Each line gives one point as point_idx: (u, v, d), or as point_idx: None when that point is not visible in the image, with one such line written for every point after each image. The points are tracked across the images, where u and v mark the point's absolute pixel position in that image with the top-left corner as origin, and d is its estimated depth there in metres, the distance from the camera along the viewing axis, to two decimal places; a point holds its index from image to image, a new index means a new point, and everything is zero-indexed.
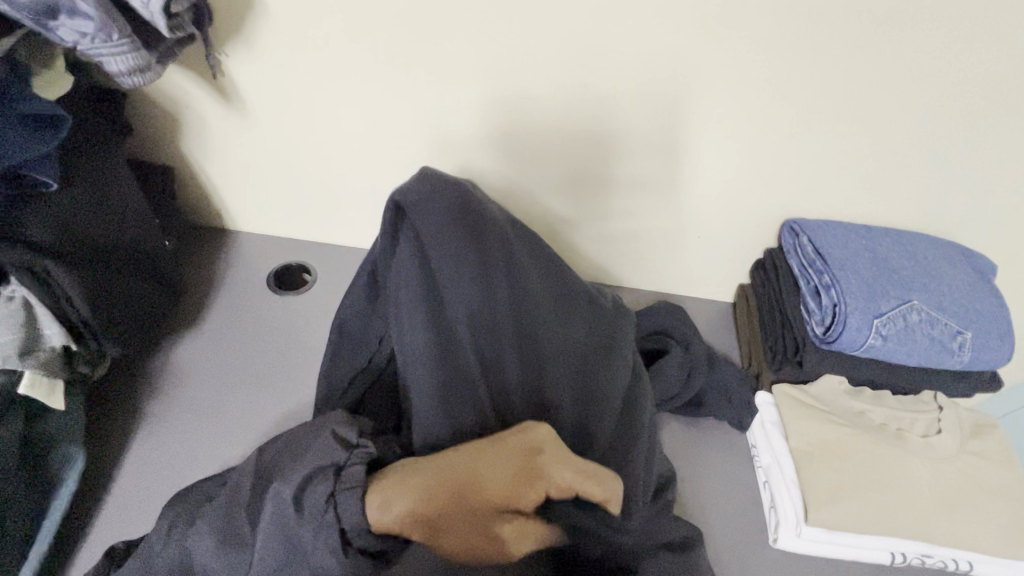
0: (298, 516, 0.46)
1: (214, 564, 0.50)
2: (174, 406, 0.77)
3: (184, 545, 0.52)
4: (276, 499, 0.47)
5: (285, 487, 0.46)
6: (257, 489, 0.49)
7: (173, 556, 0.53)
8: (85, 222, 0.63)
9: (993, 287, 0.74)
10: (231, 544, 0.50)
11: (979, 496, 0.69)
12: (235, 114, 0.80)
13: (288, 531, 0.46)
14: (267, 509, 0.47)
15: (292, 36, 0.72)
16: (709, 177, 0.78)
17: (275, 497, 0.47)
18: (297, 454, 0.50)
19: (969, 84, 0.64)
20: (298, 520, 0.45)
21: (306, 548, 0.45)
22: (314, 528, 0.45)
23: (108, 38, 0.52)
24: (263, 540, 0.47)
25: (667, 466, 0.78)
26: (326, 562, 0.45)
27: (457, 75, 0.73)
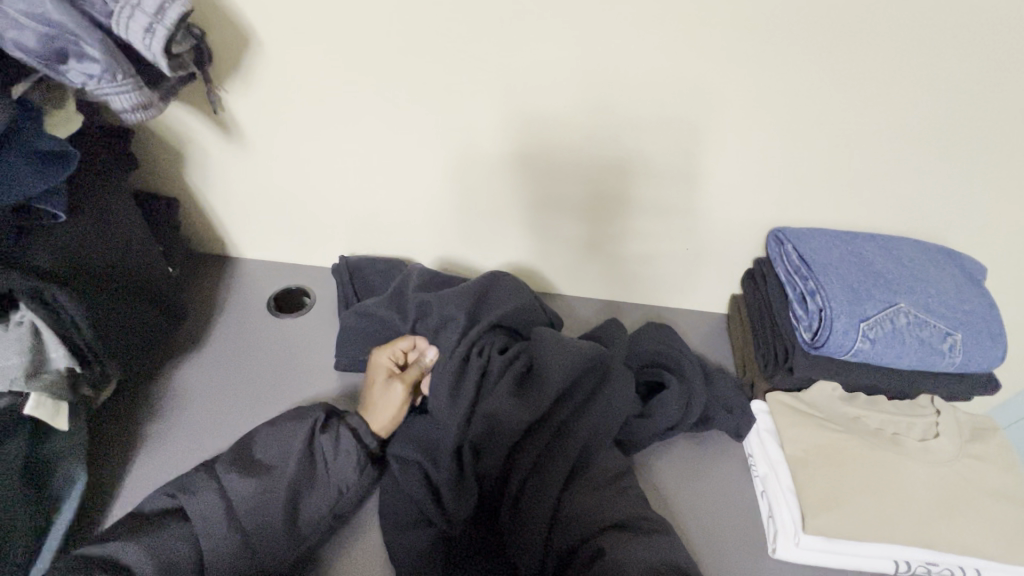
0: (322, 438, 0.69)
1: (213, 516, 0.62)
2: (177, 429, 0.78)
3: (208, 496, 0.63)
4: (311, 426, 0.70)
5: (316, 419, 0.71)
6: (267, 437, 0.69)
7: (165, 542, 0.60)
8: (88, 251, 0.66)
9: (981, 288, 0.74)
10: (262, 481, 0.65)
11: (982, 500, 0.67)
12: (236, 147, 0.85)
13: (307, 451, 0.68)
14: (302, 438, 0.69)
15: (287, 71, 0.76)
16: (691, 190, 0.80)
17: (300, 435, 0.69)
18: (292, 421, 0.71)
19: (936, 89, 0.66)
20: (320, 439, 0.69)
21: (329, 461, 0.69)
22: (333, 445, 0.69)
23: (112, 80, 0.56)
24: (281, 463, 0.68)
25: (663, 477, 0.77)
26: (347, 464, 0.69)
27: (443, 102, 0.76)
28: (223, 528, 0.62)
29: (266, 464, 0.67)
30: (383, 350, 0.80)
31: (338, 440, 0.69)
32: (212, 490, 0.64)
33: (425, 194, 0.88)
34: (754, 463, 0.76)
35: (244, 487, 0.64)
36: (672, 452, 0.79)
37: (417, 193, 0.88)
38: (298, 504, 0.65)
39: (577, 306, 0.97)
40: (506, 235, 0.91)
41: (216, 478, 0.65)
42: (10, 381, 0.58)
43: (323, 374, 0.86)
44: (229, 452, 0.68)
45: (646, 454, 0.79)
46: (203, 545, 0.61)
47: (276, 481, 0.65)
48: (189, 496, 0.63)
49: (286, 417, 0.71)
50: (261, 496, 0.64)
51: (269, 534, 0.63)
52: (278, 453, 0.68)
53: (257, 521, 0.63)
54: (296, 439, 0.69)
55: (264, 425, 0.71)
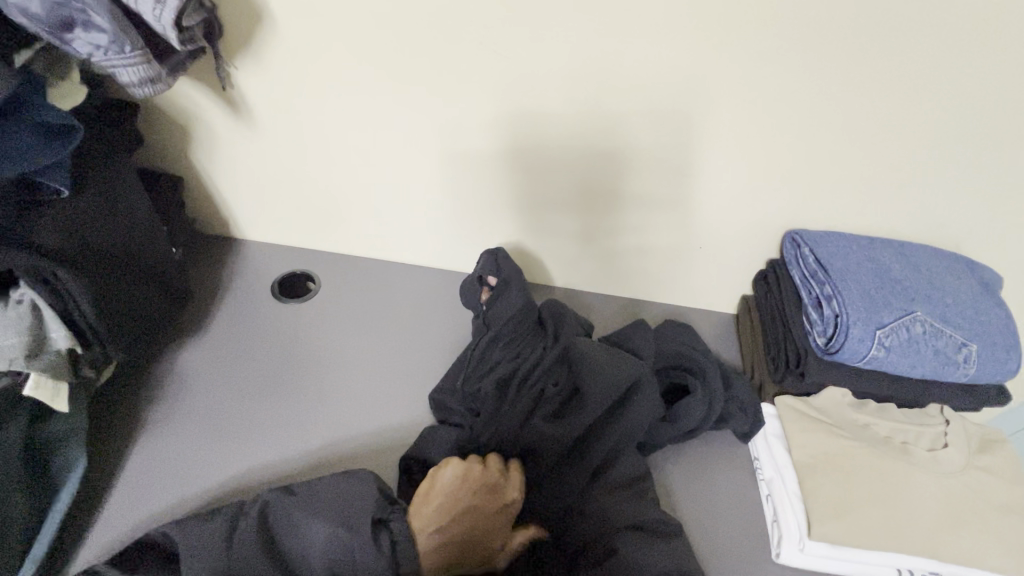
0: (363, 547, 0.58)
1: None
2: (170, 430, 0.75)
3: (217, 558, 0.56)
4: (353, 520, 0.59)
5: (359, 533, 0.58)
6: (300, 513, 0.60)
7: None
8: (93, 230, 0.64)
9: (998, 299, 0.73)
10: (285, 567, 0.57)
11: (988, 513, 0.67)
12: (244, 126, 0.82)
13: (337, 546, 0.58)
14: (334, 530, 0.59)
15: (299, 49, 0.74)
16: (709, 189, 0.78)
17: (336, 531, 0.59)
18: (337, 500, 0.61)
19: (973, 95, 0.63)
20: (358, 543, 0.58)
21: (349, 568, 0.58)
22: (363, 548, 0.58)
23: (119, 51, 0.54)
24: (304, 547, 0.59)
25: (671, 481, 0.76)
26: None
27: (458, 88, 0.74)
28: None
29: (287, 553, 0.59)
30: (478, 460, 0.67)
31: (373, 564, 0.57)
32: (225, 561, 0.56)
33: (435, 183, 0.86)
34: (759, 466, 0.76)
35: (264, 571, 0.56)
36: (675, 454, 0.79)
37: (427, 180, 0.86)
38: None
39: (586, 302, 0.96)
40: (517, 226, 0.89)
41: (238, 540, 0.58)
42: (11, 360, 0.56)
43: (328, 363, 0.84)
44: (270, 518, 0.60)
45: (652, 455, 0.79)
46: None
47: (286, 573, 0.57)
48: (190, 552, 0.57)
49: (332, 495, 0.61)
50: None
51: None
52: (309, 543, 0.59)
53: None
54: (331, 527, 0.59)
55: (307, 497, 0.62)
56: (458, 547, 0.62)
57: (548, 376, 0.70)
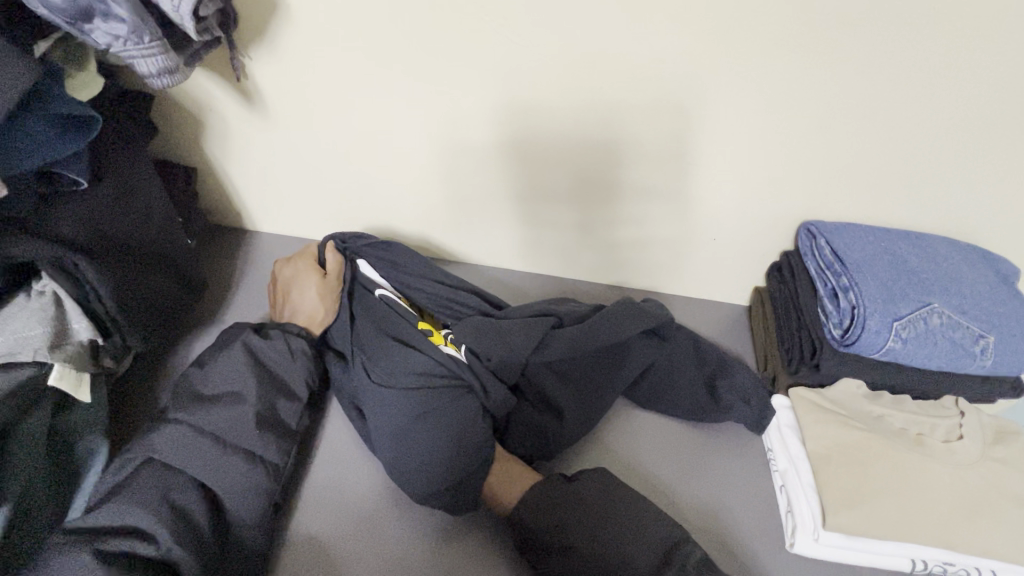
0: (262, 344, 0.72)
1: (184, 460, 0.62)
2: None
3: (178, 435, 0.63)
4: (244, 343, 0.71)
5: (247, 332, 0.73)
6: (199, 377, 0.69)
7: (148, 493, 0.59)
8: (110, 220, 0.65)
9: (1016, 291, 0.73)
10: (226, 411, 0.65)
11: (1004, 504, 0.67)
12: (257, 116, 0.82)
13: (238, 370, 0.69)
14: (240, 355, 0.70)
15: (312, 38, 0.73)
16: (724, 180, 0.77)
17: (246, 346, 0.71)
18: (218, 361, 0.70)
19: (999, 84, 0.62)
20: (261, 345, 0.72)
21: (284, 365, 0.72)
22: (278, 357, 0.72)
23: (138, 41, 0.53)
24: (219, 389, 0.68)
25: (660, 472, 0.76)
26: (291, 362, 0.73)
27: (472, 78, 0.73)
28: (201, 467, 0.62)
29: (213, 396, 0.67)
30: (287, 259, 0.84)
31: (287, 345, 0.73)
32: (176, 430, 0.63)
33: (448, 174, 0.85)
34: (773, 458, 0.76)
35: (213, 420, 0.64)
36: (681, 457, 0.78)
37: (439, 171, 0.85)
38: (276, 412, 0.69)
39: (597, 293, 0.95)
40: (527, 216, 0.88)
41: (171, 422, 0.64)
42: (35, 351, 0.56)
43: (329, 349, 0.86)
44: (175, 396, 0.67)
45: (662, 473, 0.76)
46: (179, 493, 0.60)
47: (223, 408, 0.65)
48: (152, 442, 0.63)
49: (213, 356, 0.71)
50: (245, 426, 0.65)
51: (237, 471, 0.63)
52: (229, 383, 0.68)
53: (226, 448, 0.63)
54: (240, 357, 0.70)
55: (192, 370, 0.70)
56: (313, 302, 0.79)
57: (457, 301, 0.79)
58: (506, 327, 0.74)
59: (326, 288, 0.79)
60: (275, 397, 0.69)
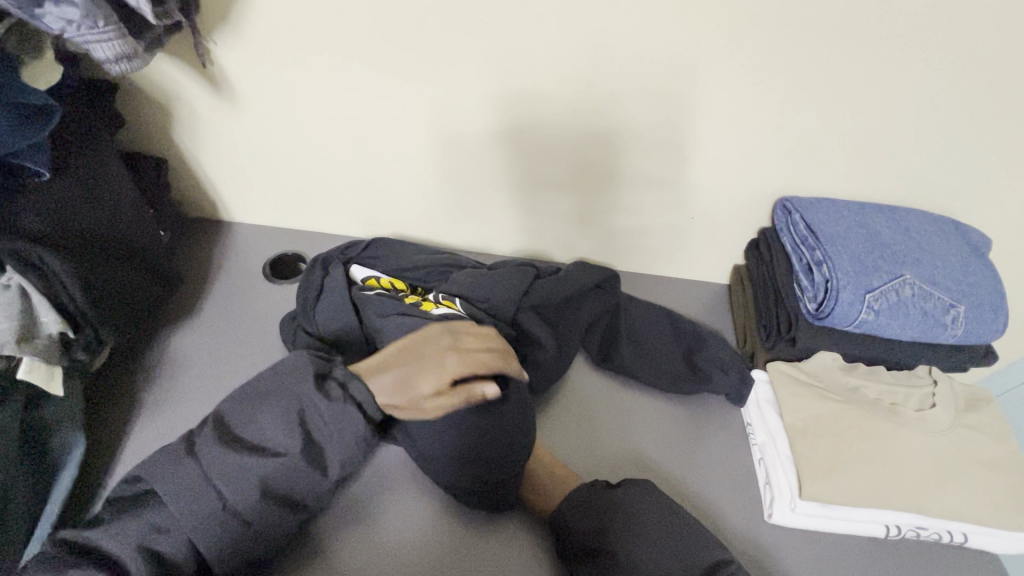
0: (320, 401, 0.59)
1: (184, 513, 0.55)
2: (175, 396, 0.77)
3: (187, 479, 0.56)
4: (303, 398, 0.59)
5: (308, 386, 0.59)
6: (265, 422, 0.59)
7: (135, 531, 0.55)
8: (76, 212, 0.64)
9: (987, 261, 0.74)
10: (241, 475, 0.56)
11: (973, 468, 0.69)
12: (226, 104, 0.81)
13: (280, 422, 0.59)
14: (294, 414, 0.59)
15: (278, 22, 0.72)
16: (700, 158, 0.77)
17: (333, 406, 0.59)
18: (272, 408, 0.59)
19: (958, 53, 0.64)
20: (319, 407, 0.59)
21: (324, 431, 0.59)
22: (327, 422, 0.59)
23: (93, 26, 0.52)
24: (253, 444, 0.58)
25: (641, 443, 0.76)
26: (335, 435, 0.59)
27: (443, 59, 0.73)
28: (194, 528, 0.55)
29: (253, 448, 0.58)
30: (442, 329, 0.66)
31: (344, 411, 0.59)
32: (190, 472, 0.56)
33: (423, 158, 0.84)
34: (752, 431, 0.77)
35: (232, 482, 0.56)
36: (662, 431, 0.78)
37: (415, 156, 0.84)
38: (292, 491, 0.58)
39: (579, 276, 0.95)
40: (507, 202, 0.88)
41: (190, 460, 0.57)
42: (1, 345, 0.55)
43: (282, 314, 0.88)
44: (214, 427, 0.59)
45: (643, 447, 0.76)
46: (165, 546, 0.55)
47: (243, 471, 0.56)
48: (159, 477, 0.56)
49: (281, 396, 0.60)
50: (253, 498, 0.56)
51: (234, 545, 0.57)
52: (264, 434, 0.58)
53: (225, 519, 0.56)
54: (290, 412, 0.59)
55: (241, 414, 0.59)
56: (384, 370, 0.63)
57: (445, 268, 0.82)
58: (500, 273, 0.79)
59: (414, 406, 0.61)
60: (296, 468, 0.57)
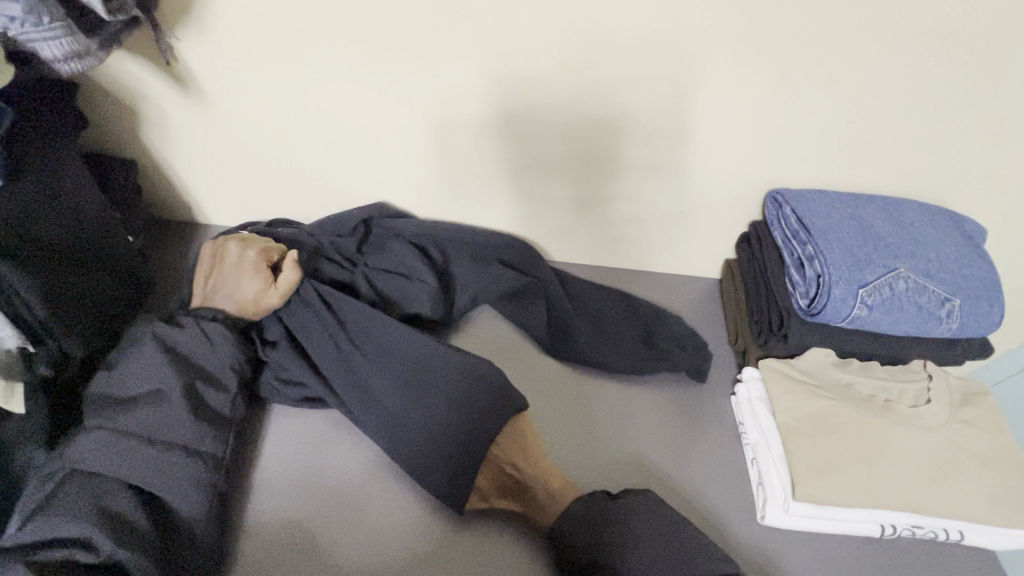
0: (175, 331, 0.67)
1: (111, 469, 0.59)
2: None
3: (100, 442, 0.60)
4: (165, 335, 0.67)
5: (158, 324, 0.68)
6: (118, 379, 0.64)
7: (72, 511, 0.56)
8: (36, 219, 0.61)
9: (981, 251, 0.72)
10: (149, 408, 0.63)
11: (968, 464, 0.68)
12: (194, 102, 0.78)
13: (154, 362, 0.65)
14: (159, 351, 0.65)
15: (245, 14, 0.69)
16: (684, 149, 0.75)
17: (156, 337, 0.67)
18: (133, 368, 0.65)
19: (947, 36, 0.62)
20: (176, 335, 0.67)
21: (204, 348, 0.68)
22: (201, 343, 0.68)
23: (37, 23, 0.50)
24: (138, 388, 0.64)
25: (638, 446, 0.74)
26: (218, 345, 0.68)
27: (418, 51, 0.70)
28: (132, 471, 0.59)
29: (134, 396, 0.64)
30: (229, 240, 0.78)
31: (200, 329, 0.68)
32: (101, 436, 0.60)
33: (402, 155, 0.82)
34: (744, 430, 0.75)
35: (139, 418, 0.62)
36: (658, 432, 0.76)
37: (393, 153, 0.82)
38: (205, 398, 0.65)
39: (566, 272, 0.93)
40: (489, 199, 0.86)
41: (91, 429, 0.61)
42: None
43: None
44: (94, 402, 0.63)
45: (644, 449, 0.74)
46: (108, 502, 0.58)
47: (152, 402, 0.63)
48: (77, 453, 0.59)
49: (124, 363, 0.65)
50: (176, 416, 0.62)
51: (175, 471, 0.61)
52: (139, 381, 0.64)
53: (162, 445, 0.61)
54: (144, 351, 0.66)
55: (108, 379, 0.64)
56: (212, 295, 0.75)
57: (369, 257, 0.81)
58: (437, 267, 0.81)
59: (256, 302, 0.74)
60: (197, 386, 0.65)
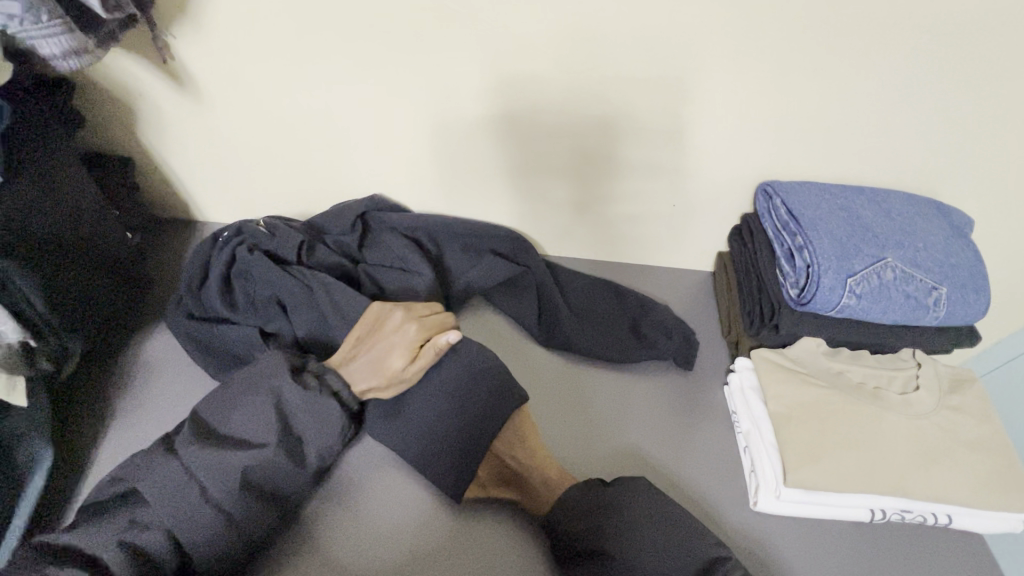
0: (293, 392, 0.63)
1: (165, 509, 0.57)
2: (147, 408, 0.75)
3: (170, 475, 0.58)
4: (278, 388, 0.64)
5: (286, 379, 0.64)
6: (215, 418, 0.62)
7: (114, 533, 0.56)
8: (36, 217, 0.62)
9: (969, 241, 0.73)
10: (222, 459, 0.59)
11: (955, 449, 0.69)
12: (190, 100, 0.79)
13: (256, 414, 0.62)
14: (266, 405, 0.62)
15: (240, 12, 0.70)
16: (677, 144, 0.76)
17: (270, 390, 0.64)
18: (243, 408, 0.63)
19: (931, 30, 0.63)
20: (291, 396, 0.63)
21: (298, 413, 0.63)
22: (299, 404, 0.63)
23: (36, 21, 0.50)
24: (231, 434, 0.62)
25: (631, 435, 0.75)
26: (309, 422, 0.63)
27: (411, 48, 0.71)
28: (177, 520, 0.57)
29: (225, 439, 0.61)
30: (394, 304, 0.72)
31: (317, 398, 0.64)
32: (172, 467, 0.59)
33: (397, 151, 0.82)
34: (737, 419, 0.76)
35: (212, 470, 0.59)
36: (651, 421, 0.77)
37: (389, 149, 0.82)
38: (277, 476, 0.61)
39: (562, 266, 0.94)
40: (485, 195, 0.86)
41: (173, 457, 0.59)
42: None
43: None
44: (192, 426, 0.62)
45: (637, 438, 0.75)
46: (145, 540, 0.56)
47: (230, 456, 0.59)
48: (144, 476, 0.58)
49: (236, 397, 0.64)
50: (239, 481, 0.59)
51: (216, 543, 0.58)
52: (236, 427, 0.62)
53: (215, 510, 0.58)
54: (264, 401, 0.63)
55: (208, 411, 0.63)
56: (354, 361, 0.68)
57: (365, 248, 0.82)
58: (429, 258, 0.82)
59: (393, 379, 0.67)
60: (279, 458, 0.61)
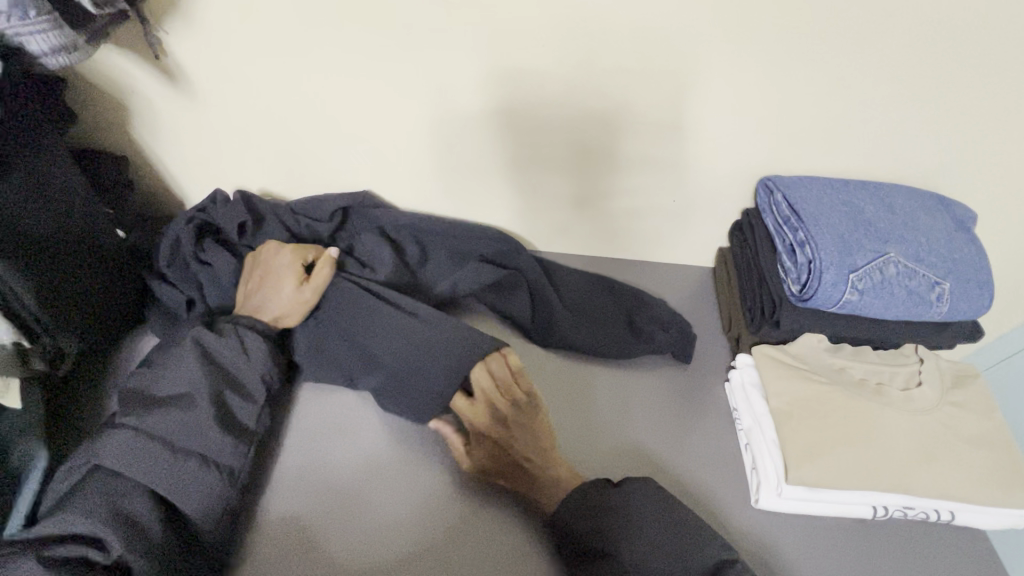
0: (214, 340, 0.67)
1: (135, 474, 0.58)
2: None
3: (124, 441, 0.59)
4: (197, 338, 0.67)
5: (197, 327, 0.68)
6: (149, 384, 0.64)
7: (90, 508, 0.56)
8: (25, 215, 0.61)
9: (972, 235, 0.72)
10: (176, 412, 0.62)
11: (958, 445, 0.69)
12: (183, 96, 0.78)
13: (184, 365, 0.65)
14: (193, 356, 0.65)
15: (232, 7, 0.69)
16: (675, 137, 0.75)
17: (195, 341, 0.67)
18: (171, 369, 0.65)
19: (936, 21, 0.62)
20: (215, 343, 0.67)
21: (229, 355, 0.67)
22: (224, 348, 0.67)
23: (23, 18, 0.50)
24: (167, 391, 0.64)
25: (633, 434, 0.74)
26: (240, 358, 0.68)
27: (407, 42, 0.70)
28: (152, 478, 0.58)
29: (166, 397, 0.63)
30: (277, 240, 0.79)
31: (239, 339, 0.68)
32: (125, 436, 0.59)
33: (393, 147, 0.82)
34: (738, 416, 0.76)
35: (163, 423, 0.61)
36: (651, 419, 0.76)
37: (385, 146, 0.81)
38: (232, 408, 0.65)
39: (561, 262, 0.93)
40: (482, 190, 0.86)
41: (119, 426, 0.60)
42: None
43: None
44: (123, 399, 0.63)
45: (638, 436, 0.74)
46: (130, 506, 0.57)
47: (178, 409, 0.62)
48: (101, 450, 0.59)
49: (162, 361, 0.66)
50: (201, 423, 0.62)
51: (199, 485, 0.60)
52: (174, 384, 0.64)
53: (188, 453, 0.61)
54: (190, 352, 0.66)
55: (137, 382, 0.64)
56: (249, 300, 0.73)
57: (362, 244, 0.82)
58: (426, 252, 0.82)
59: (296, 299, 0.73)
60: (224, 394, 0.65)
